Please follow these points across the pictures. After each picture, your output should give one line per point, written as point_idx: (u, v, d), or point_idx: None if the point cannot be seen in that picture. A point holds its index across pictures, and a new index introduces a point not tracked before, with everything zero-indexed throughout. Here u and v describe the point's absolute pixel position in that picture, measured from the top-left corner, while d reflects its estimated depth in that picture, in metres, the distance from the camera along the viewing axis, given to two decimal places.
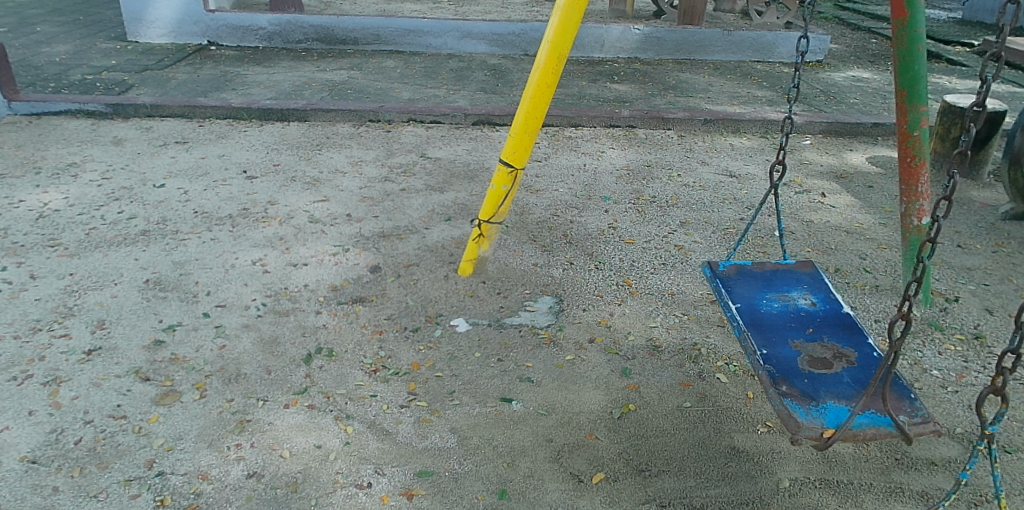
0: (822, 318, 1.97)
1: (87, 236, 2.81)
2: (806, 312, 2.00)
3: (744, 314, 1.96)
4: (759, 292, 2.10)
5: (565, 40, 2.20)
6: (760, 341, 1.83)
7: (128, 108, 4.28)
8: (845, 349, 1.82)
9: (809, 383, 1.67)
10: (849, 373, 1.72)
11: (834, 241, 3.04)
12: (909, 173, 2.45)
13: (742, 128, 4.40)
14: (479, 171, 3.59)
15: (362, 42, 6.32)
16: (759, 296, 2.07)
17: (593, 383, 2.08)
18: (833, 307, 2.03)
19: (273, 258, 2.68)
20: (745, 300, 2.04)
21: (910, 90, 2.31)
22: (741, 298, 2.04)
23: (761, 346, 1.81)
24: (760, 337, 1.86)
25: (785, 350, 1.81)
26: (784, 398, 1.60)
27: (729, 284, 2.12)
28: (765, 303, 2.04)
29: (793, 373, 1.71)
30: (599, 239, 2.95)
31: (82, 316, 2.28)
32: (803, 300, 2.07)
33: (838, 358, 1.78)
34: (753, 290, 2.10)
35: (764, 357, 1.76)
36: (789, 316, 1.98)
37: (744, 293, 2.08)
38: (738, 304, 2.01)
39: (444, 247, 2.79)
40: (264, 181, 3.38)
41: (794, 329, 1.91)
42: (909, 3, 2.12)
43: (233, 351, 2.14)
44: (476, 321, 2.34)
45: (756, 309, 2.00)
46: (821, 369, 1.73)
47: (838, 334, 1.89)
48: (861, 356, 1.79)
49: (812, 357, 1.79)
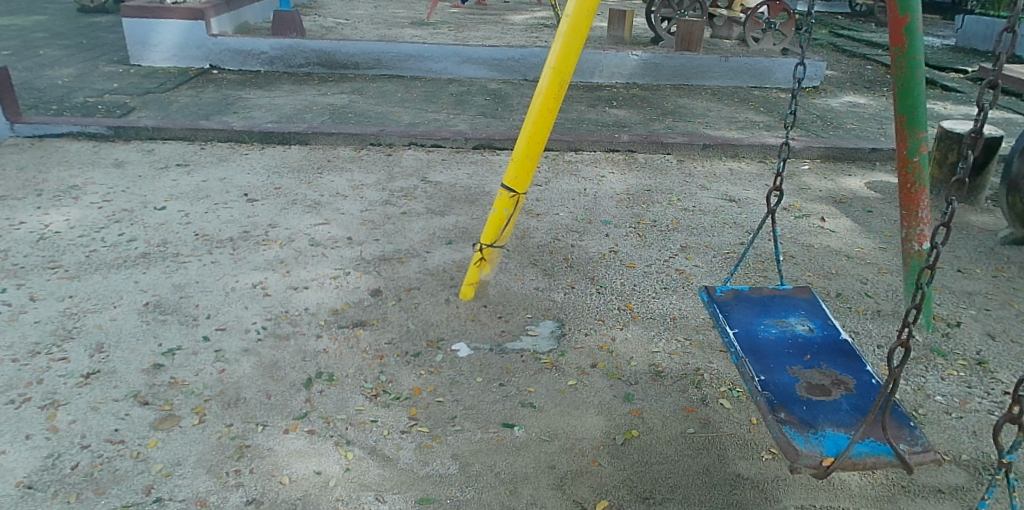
0: (820, 344, 1.94)
1: (88, 258, 2.80)
2: (803, 338, 1.97)
3: (742, 340, 1.93)
4: (756, 318, 2.07)
5: (566, 65, 2.22)
6: (758, 367, 1.80)
7: (130, 131, 4.31)
8: (843, 376, 1.79)
9: (808, 410, 1.64)
10: (848, 400, 1.68)
11: (834, 265, 3.05)
12: (909, 199, 2.44)
13: (741, 153, 4.43)
14: (480, 196, 3.60)
15: (363, 66, 6.38)
16: (756, 322, 2.04)
17: (596, 409, 2.06)
18: (831, 333, 2.00)
19: (274, 281, 2.67)
20: (742, 325, 2.02)
21: (910, 117, 2.31)
22: (738, 324, 2.02)
23: (758, 372, 1.78)
24: (757, 363, 1.83)
25: (782, 376, 1.78)
26: (783, 425, 1.57)
27: (726, 309, 2.09)
28: (762, 329, 2.01)
29: (791, 400, 1.68)
30: (600, 263, 2.95)
31: (82, 339, 2.27)
32: (801, 326, 2.04)
33: (836, 385, 1.74)
34: (751, 316, 2.07)
35: (761, 383, 1.73)
36: (786, 342, 1.94)
37: (741, 318, 2.06)
38: (736, 329, 1.98)
39: (446, 271, 2.79)
40: (265, 204, 3.38)
41: (792, 355, 1.88)
42: (907, 29, 2.18)
43: (233, 375, 2.12)
44: (477, 346, 2.33)
45: (754, 335, 1.97)
46: (820, 396, 1.69)
47: (836, 361, 1.85)
48: (860, 383, 1.75)
49: (809, 384, 1.75)
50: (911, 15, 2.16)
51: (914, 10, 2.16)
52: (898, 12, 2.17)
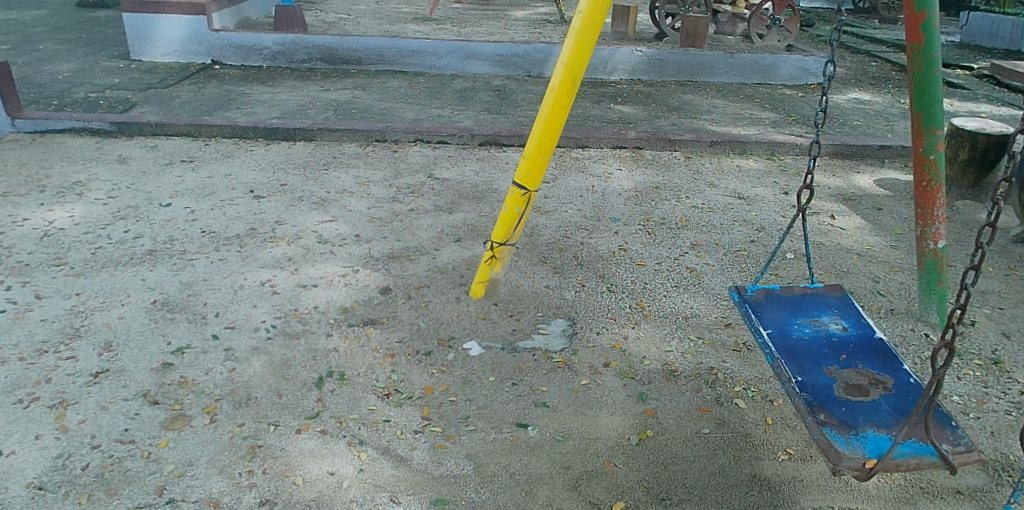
0: (855, 343, 1.88)
1: (93, 255, 2.78)
2: (838, 337, 1.91)
3: (776, 340, 1.86)
4: (788, 317, 2.00)
5: (580, 61, 2.19)
6: (794, 369, 1.74)
7: (133, 126, 4.28)
8: (881, 376, 1.74)
9: (847, 411, 1.60)
10: (887, 400, 1.64)
11: (846, 263, 3.03)
12: (924, 197, 2.41)
13: (749, 150, 4.41)
14: (487, 193, 3.58)
15: (366, 62, 6.35)
16: (790, 321, 1.97)
17: (610, 409, 2.04)
18: (866, 332, 1.93)
19: (282, 279, 2.65)
20: (775, 325, 1.95)
21: (926, 114, 2.28)
22: (771, 323, 1.95)
23: (795, 373, 1.73)
24: (793, 363, 1.77)
25: (820, 377, 1.72)
26: (823, 427, 1.53)
27: (758, 308, 2.01)
28: (796, 328, 1.94)
29: (830, 401, 1.63)
30: (610, 261, 2.92)
31: (89, 338, 2.25)
32: (834, 325, 1.97)
33: (874, 385, 1.70)
34: (784, 315, 2.00)
35: (799, 384, 1.68)
36: (821, 341, 1.88)
37: (773, 318, 1.99)
38: (770, 329, 1.92)
39: (455, 269, 2.76)
40: (271, 201, 3.36)
41: (827, 355, 1.83)
42: (925, 26, 2.15)
43: (244, 375, 2.10)
44: (489, 345, 2.31)
45: (788, 335, 1.90)
46: (858, 397, 1.65)
47: (873, 360, 1.80)
48: (898, 383, 1.70)
49: (848, 385, 1.70)
50: (928, 11, 2.13)
51: (932, 7, 2.13)
52: (914, 9, 2.15)
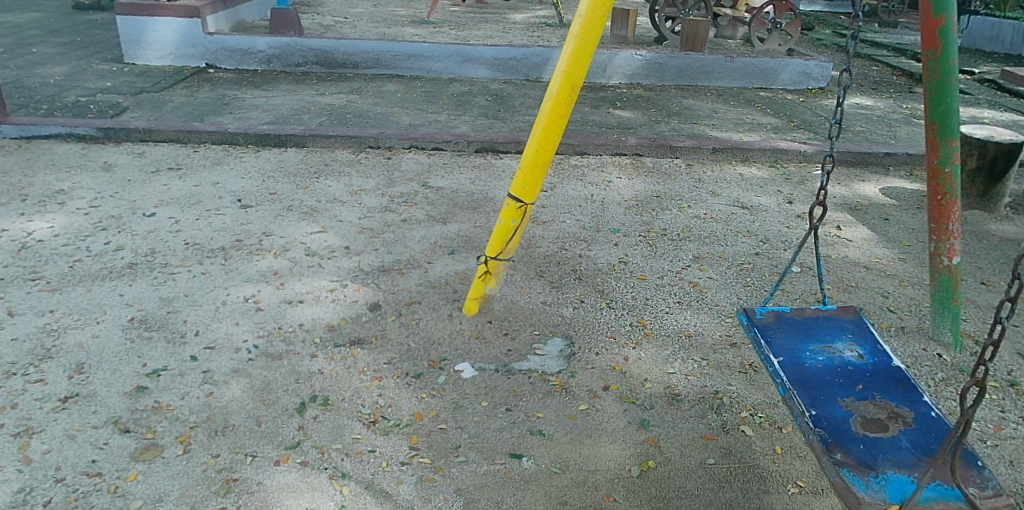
0: (871, 373, 1.76)
1: (71, 269, 2.67)
2: (853, 366, 1.79)
3: (787, 369, 1.75)
4: (800, 343, 1.88)
5: (579, 69, 2.08)
6: (808, 401, 1.62)
7: (120, 132, 4.17)
8: (900, 409, 1.62)
9: (865, 449, 1.48)
10: (907, 436, 1.53)
11: (854, 277, 2.91)
12: (938, 211, 2.30)
13: (752, 157, 4.30)
14: (483, 202, 3.46)
15: (362, 65, 6.24)
16: (801, 347, 1.85)
17: (610, 437, 1.93)
18: (883, 360, 1.82)
19: (266, 294, 2.53)
20: (786, 352, 1.83)
21: (942, 125, 2.17)
22: (782, 351, 1.83)
23: (809, 406, 1.61)
24: (806, 395, 1.65)
25: (835, 411, 1.61)
26: (840, 468, 1.42)
27: (767, 333, 1.89)
28: (808, 355, 1.82)
29: (846, 438, 1.52)
30: (610, 275, 2.81)
31: (61, 359, 2.13)
32: (849, 352, 1.85)
33: (893, 419, 1.58)
34: (795, 341, 1.88)
35: (813, 419, 1.56)
36: (835, 371, 1.77)
37: (784, 344, 1.87)
38: (780, 357, 1.80)
39: (448, 284, 2.65)
40: (259, 211, 3.24)
41: (842, 385, 1.71)
42: (942, 32, 2.04)
43: (222, 400, 1.98)
44: (482, 366, 2.19)
45: (800, 363, 1.78)
46: (877, 433, 1.54)
47: (892, 392, 1.68)
48: (920, 417, 1.59)
49: (865, 419, 1.59)
50: (945, 16, 2.03)
51: (949, 12, 2.02)
52: (931, 14, 2.04)
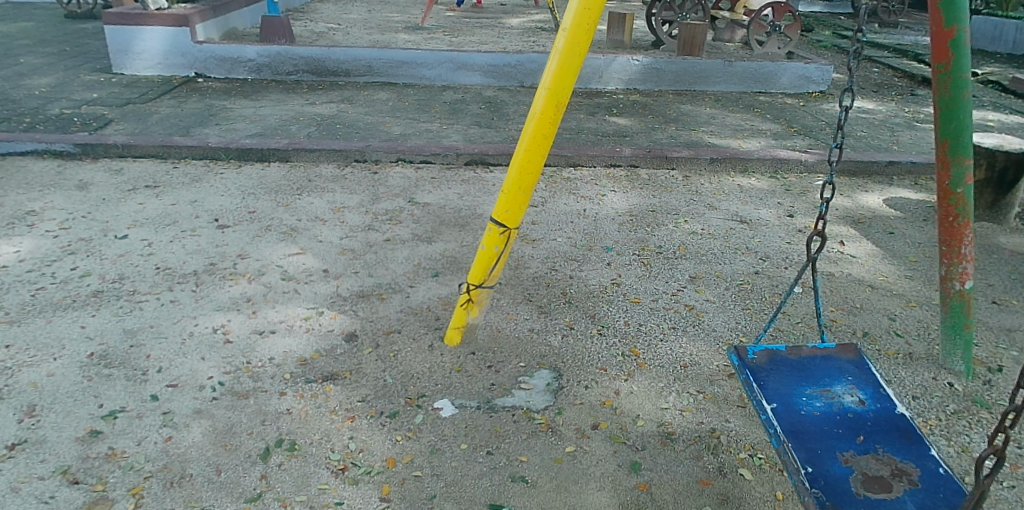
0: (873, 421, 1.64)
1: (33, 298, 2.53)
2: (854, 413, 1.66)
3: (782, 417, 1.62)
4: (796, 386, 1.74)
5: (564, 87, 1.95)
6: (803, 456, 1.50)
7: (98, 148, 4.04)
8: (905, 465, 1.50)
9: None
10: (913, 497, 1.40)
11: (859, 298, 2.77)
12: (950, 233, 2.16)
13: (751, 167, 4.16)
14: (471, 219, 3.33)
15: (353, 73, 6.10)
16: (797, 392, 1.71)
17: (598, 483, 1.79)
18: (886, 407, 1.69)
19: (237, 324, 2.39)
20: (781, 397, 1.69)
21: (954, 142, 2.03)
22: (776, 395, 1.70)
23: (805, 462, 1.48)
24: (802, 449, 1.53)
25: (833, 467, 1.48)
26: None
27: (760, 375, 1.75)
28: (804, 401, 1.69)
29: (845, 501, 1.39)
30: (601, 298, 2.67)
31: (12, 400, 1.99)
32: (849, 396, 1.72)
33: (897, 477, 1.46)
34: (791, 384, 1.75)
35: (809, 477, 1.44)
36: (834, 419, 1.64)
37: (779, 387, 1.73)
38: (774, 403, 1.67)
39: (430, 310, 2.51)
40: (236, 231, 3.11)
41: (841, 437, 1.58)
42: (953, 44, 1.91)
43: (181, 445, 1.84)
44: (462, 404, 2.05)
45: (796, 410, 1.65)
46: (879, 494, 1.41)
47: (895, 445, 1.56)
48: (926, 475, 1.46)
49: (866, 477, 1.46)
50: (957, 27, 1.89)
51: (961, 22, 1.88)
52: (942, 25, 1.90)
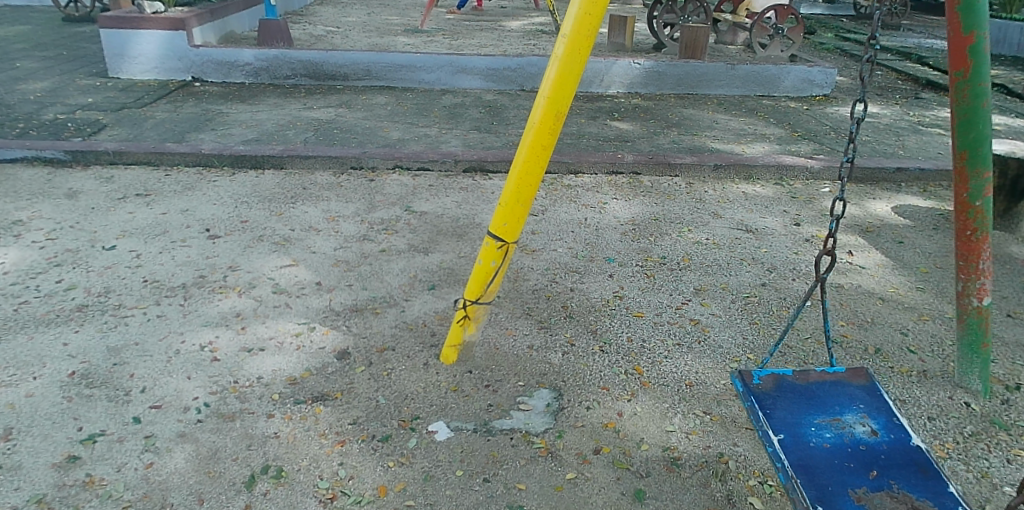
0: (886, 454, 1.57)
1: (15, 313, 2.45)
2: (866, 445, 1.60)
3: (791, 451, 1.55)
4: (805, 415, 1.67)
5: (563, 96, 1.86)
6: (814, 495, 1.43)
7: (89, 155, 3.95)
8: (921, 504, 1.43)
9: None
10: None
11: (869, 311, 2.68)
12: (967, 248, 2.07)
13: (755, 174, 4.07)
14: (469, 228, 3.24)
15: (351, 77, 6.02)
16: (806, 421, 1.65)
17: None
18: (900, 438, 1.62)
19: (225, 340, 2.31)
20: (789, 428, 1.63)
21: (972, 153, 1.94)
22: (784, 427, 1.63)
23: (816, 501, 1.42)
24: (813, 486, 1.46)
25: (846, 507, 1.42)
26: None
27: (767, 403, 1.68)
28: (814, 432, 1.62)
29: None
30: (603, 312, 2.59)
31: None
32: (861, 426, 1.65)
33: None
34: (799, 413, 1.68)
35: None
36: (846, 453, 1.57)
37: (787, 417, 1.66)
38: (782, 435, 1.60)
39: (426, 325, 2.43)
40: (227, 242, 3.02)
41: (853, 473, 1.52)
42: (973, 50, 1.82)
43: (162, 471, 1.76)
44: (459, 426, 1.96)
45: (805, 443, 1.58)
46: None
47: (911, 481, 1.49)
48: None
49: None
50: (977, 33, 1.81)
51: (982, 28, 1.79)
52: (961, 30, 1.81)
